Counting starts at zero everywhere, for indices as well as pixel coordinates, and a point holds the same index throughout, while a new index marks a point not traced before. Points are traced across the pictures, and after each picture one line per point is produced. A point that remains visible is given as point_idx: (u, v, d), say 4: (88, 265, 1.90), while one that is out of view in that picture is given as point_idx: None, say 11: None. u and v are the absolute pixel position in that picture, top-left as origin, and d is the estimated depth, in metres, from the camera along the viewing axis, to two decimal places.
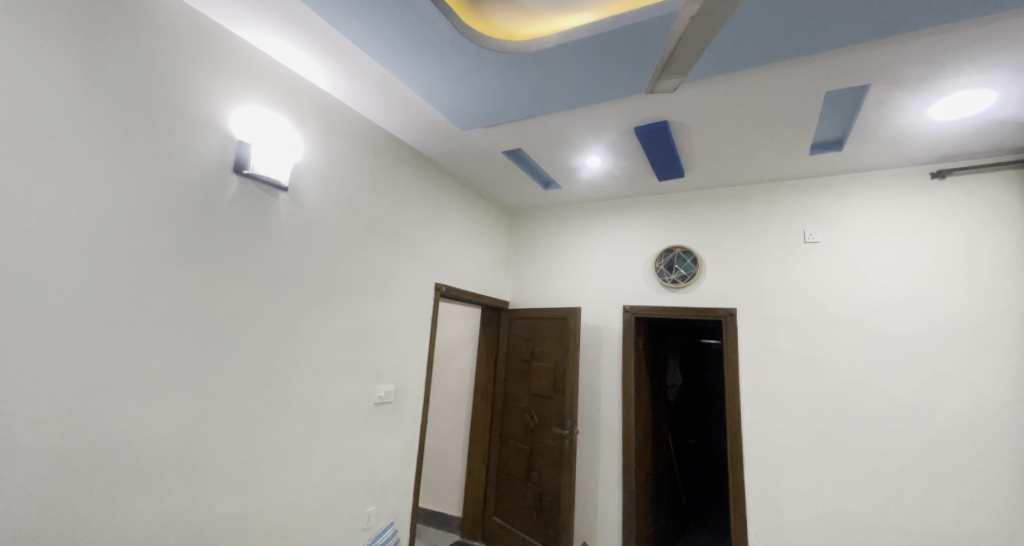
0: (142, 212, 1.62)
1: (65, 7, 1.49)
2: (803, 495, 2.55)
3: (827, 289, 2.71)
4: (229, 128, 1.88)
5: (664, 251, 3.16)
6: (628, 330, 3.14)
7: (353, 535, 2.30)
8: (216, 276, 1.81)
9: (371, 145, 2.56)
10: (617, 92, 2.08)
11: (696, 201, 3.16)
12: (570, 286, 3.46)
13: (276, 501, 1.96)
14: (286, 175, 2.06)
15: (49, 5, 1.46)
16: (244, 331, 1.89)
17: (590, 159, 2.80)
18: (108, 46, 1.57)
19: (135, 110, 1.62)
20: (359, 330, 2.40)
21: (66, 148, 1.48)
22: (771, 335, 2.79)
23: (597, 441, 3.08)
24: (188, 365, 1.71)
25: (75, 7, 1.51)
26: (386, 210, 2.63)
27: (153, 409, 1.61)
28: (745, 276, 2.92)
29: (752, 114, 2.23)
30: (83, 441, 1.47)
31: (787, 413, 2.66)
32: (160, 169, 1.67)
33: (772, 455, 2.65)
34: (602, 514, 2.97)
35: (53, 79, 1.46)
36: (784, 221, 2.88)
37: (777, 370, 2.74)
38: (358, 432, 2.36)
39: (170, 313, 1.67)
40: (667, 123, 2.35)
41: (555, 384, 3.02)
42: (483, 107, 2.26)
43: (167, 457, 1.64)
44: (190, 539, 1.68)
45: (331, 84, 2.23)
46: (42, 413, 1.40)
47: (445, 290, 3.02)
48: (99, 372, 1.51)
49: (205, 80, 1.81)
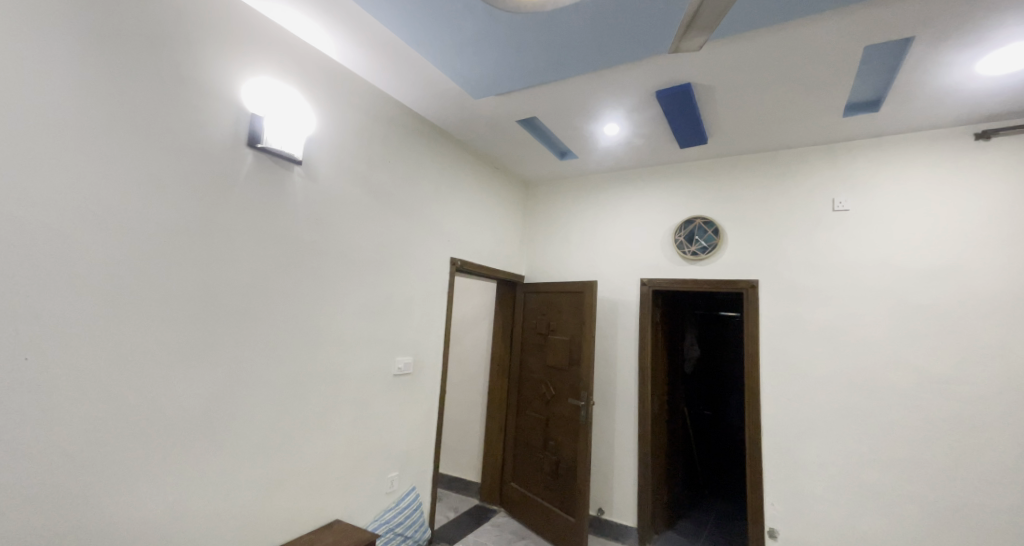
0: (155, 190, 1.62)
1: None
2: (820, 466, 2.56)
3: (854, 259, 2.62)
4: (242, 101, 1.86)
5: (684, 222, 3.08)
6: (646, 302, 3.11)
7: (377, 499, 2.42)
8: (233, 255, 1.83)
9: (384, 115, 2.51)
10: (639, 53, 1.96)
11: (719, 170, 3.04)
12: (586, 257, 3.42)
13: (303, 466, 2.06)
14: (299, 149, 2.04)
15: None
16: (263, 307, 1.93)
17: (608, 126, 2.69)
18: (118, 20, 1.54)
19: (139, 84, 1.59)
20: (376, 304, 2.44)
21: (83, 129, 1.48)
22: (794, 307, 2.73)
23: (613, 411, 3.12)
24: (208, 340, 1.75)
25: None
26: (400, 183, 2.61)
27: (177, 382, 1.67)
28: (769, 247, 2.83)
29: (782, 74, 2.09)
30: (115, 416, 1.53)
31: (806, 386, 2.64)
32: (177, 148, 1.67)
33: (790, 427, 2.65)
34: (617, 481, 3.05)
35: (52, 53, 1.42)
36: (812, 190, 2.76)
37: (797, 343, 2.69)
38: (379, 402, 2.44)
39: (187, 292, 1.70)
40: (691, 86, 2.23)
41: (571, 356, 3.03)
42: (497, 72, 2.18)
43: (200, 427, 1.72)
44: (226, 502, 1.79)
45: (340, 53, 2.17)
46: (83, 387, 1.47)
47: (461, 264, 3.02)
48: (130, 347, 1.56)
49: (214, 54, 1.77)
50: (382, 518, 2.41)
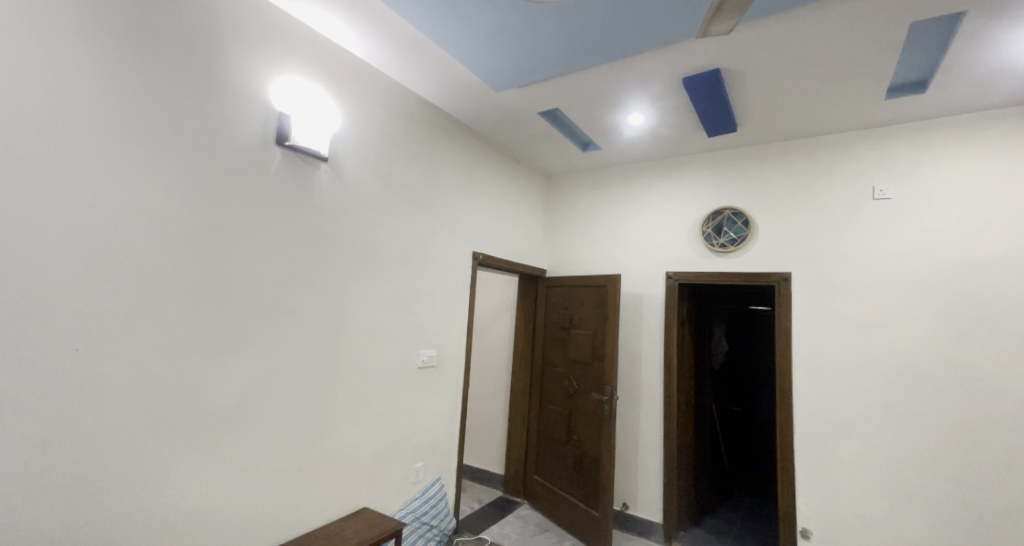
0: (192, 190, 1.68)
1: None
2: (857, 467, 2.45)
3: (896, 249, 2.48)
4: (270, 101, 1.90)
5: (712, 213, 2.99)
6: (671, 296, 3.04)
7: (403, 488, 2.47)
8: (263, 251, 1.89)
9: (406, 111, 2.53)
10: (666, 39, 1.91)
11: (749, 159, 2.93)
12: (611, 250, 3.37)
13: (331, 455, 2.12)
14: (325, 147, 2.08)
15: None
16: (293, 302, 1.98)
17: (632, 117, 2.64)
18: (156, 26, 1.60)
19: (173, 86, 1.64)
20: (401, 298, 2.47)
21: (125, 132, 1.53)
22: (830, 301, 2.61)
23: (638, 405, 3.08)
24: (243, 334, 1.82)
25: None
26: (423, 178, 2.63)
27: (213, 373, 1.73)
28: (803, 239, 2.71)
29: (820, 56, 1.98)
30: (160, 406, 1.59)
31: (842, 383, 2.53)
32: (210, 149, 1.73)
33: (823, 426, 2.55)
34: (642, 476, 3.01)
35: (91, 54, 1.47)
36: (849, 178, 2.63)
37: (832, 339, 2.58)
38: (404, 394, 2.48)
39: (223, 288, 1.76)
40: (719, 71, 2.15)
41: (594, 350, 3.00)
42: (519, 64, 2.15)
43: (235, 417, 1.79)
44: (259, 489, 1.86)
45: (364, 50, 2.19)
46: (130, 379, 1.53)
47: (483, 258, 3.02)
48: (173, 342, 1.62)
49: (243, 55, 1.82)
50: (409, 507, 2.46)
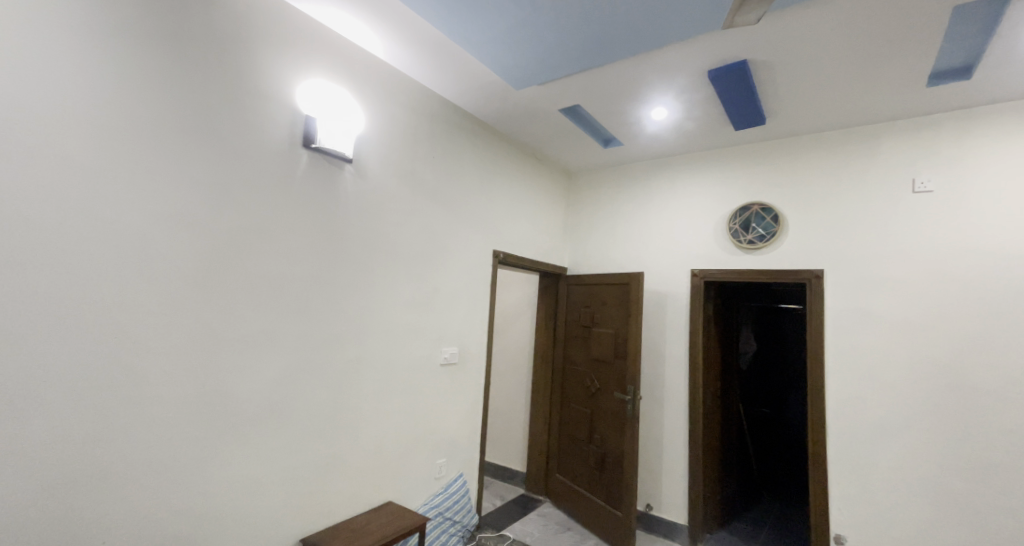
0: (222, 193, 1.74)
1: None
2: (895, 472, 2.34)
3: (938, 244, 2.35)
4: (297, 104, 1.96)
5: (740, 209, 2.91)
6: (696, 293, 2.98)
7: (427, 484, 2.51)
8: (290, 251, 1.95)
9: (428, 111, 2.56)
10: (692, 31, 1.86)
11: (778, 152, 2.84)
12: (634, 247, 3.32)
13: (356, 449, 2.17)
14: (349, 148, 2.13)
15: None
16: (319, 300, 2.04)
17: (655, 111, 2.59)
18: (190, 34, 1.66)
19: (206, 91, 1.70)
20: (423, 296, 2.51)
21: (161, 137, 1.59)
22: (865, 299, 2.50)
23: (662, 405, 3.03)
24: (270, 331, 1.87)
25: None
26: (445, 177, 2.65)
27: (245, 368, 1.80)
28: (836, 235, 2.61)
29: (854, 43, 1.90)
30: (194, 400, 1.66)
31: (878, 384, 2.42)
32: (240, 152, 1.79)
33: (858, 429, 2.45)
34: (666, 477, 2.97)
35: (128, 61, 1.52)
36: (886, 171, 2.51)
37: (867, 338, 2.47)
38: (426, 390, 2.52)
39: (252, 286, 1.82)
40: (746, 63, 2.09)
41: (616, 348, 2.97)
42: (540, 61, 2.14)
43: (265, 411, 1.86)
44: (288, 482, 1.92)
45: (386, 52, 2.23)
46: (168, 373, 1.60)
47: (503, 256, 3.03)
48: (206, 338, 1.69)
49: (271, 61, 1.88)
50: (432, 502, 2.50)
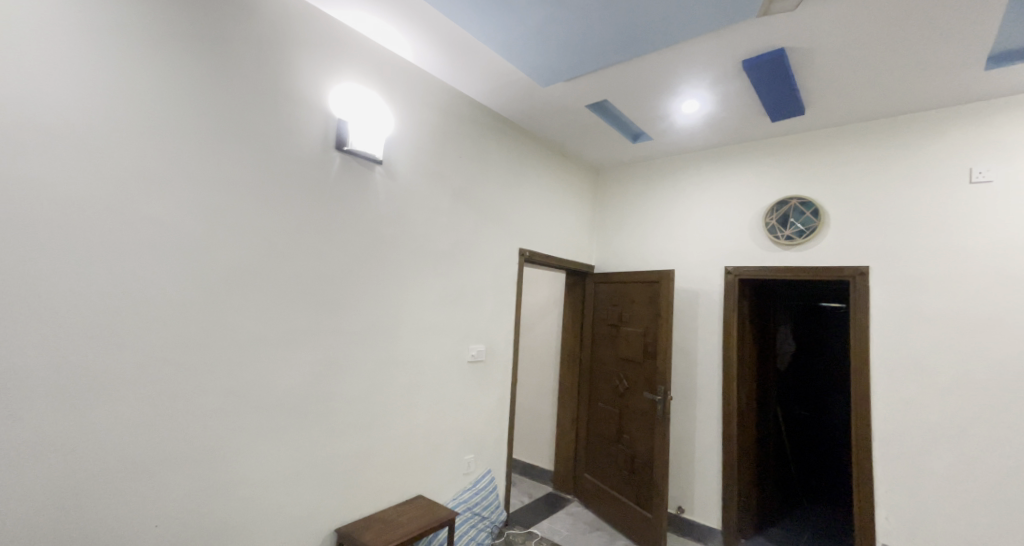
0: (260, 195, 1.81)
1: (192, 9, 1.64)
2: (949, 482, 2.20)
3: (998, 239, 2.18)
4: (330, 108, 2.02)
5: (777, 204, 2.79)
6: (730, 292, 2.88)
7: (455, 479, 2.55)
8: (322, 250, 2.01)
9: (455, 110, 2.59)
10: (726, 20, 1.79)
11: (818, 143, 2.70)
12: (665, 244, 3.24)
13: (387, 443, 2.23)
14: (379, 150, 2.18)
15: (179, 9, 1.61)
16: (350, 298, 2.10)
17: (687, 104, 2.52)
18: (229, 43, 1.73)
19: (244, 98, 1.77)
20: (450, 295, 2.54)
21: (204, 141, 1.66)
22: (915, 298, 2.35)
23: (694, 406, 2.96)
24: (304, 328, 1.94)
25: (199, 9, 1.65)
26: (472, 176, 2.67)
27: (281, 364, 1.87)
28: (882, 230, 2.46)
29: (906, 25, 1.78)
30: (235, 393, 1.73)
31: (929, 389, 2.27)
32: (276, 156, 1.86)
33: (907, 435, 2.31)
34: (699, 480, 2.89)
35: (172, 66, 1.59)
36: (939, 161, 2.35)
37: (917, 339, 2.32)
38: (454, 387, 2.55)
39: (286, 285, 1.89)
40: (784, 51, 2.00)
41: (646, 348, 2.91)
42: (567, 57, 2.12)
43: (300, 405, 1.93)
44: (321, 473, 1.99)
45: (415, 55, 2.27)
46: (212, 368, 1.68)
47: (530, 254, 3.03)
48: (245, 335, 1.77)
49: (304, 67, 1.94)
50: (460, 497, 2.54)
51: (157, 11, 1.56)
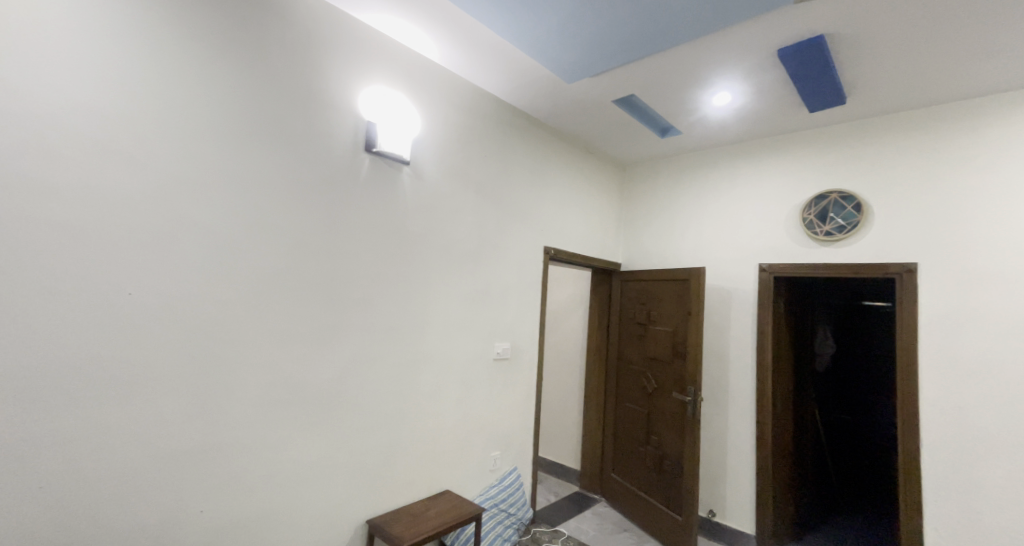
0: (290, 197, 1.87)
1: (226, 20, 1.71)
2: (1007, 493, 2.05)
3: None
4: (359, 111, 2.07)
5: (816, 198, 2.66)
6: (765, 290, 2.78)
7: (481, 475, 2.57)
8: (350, 250, 2.06)
9: (480, 109, 2.60)
10: (758, 7, 1.72)
11: (861, 133, 2.56)
12: (695, 241, 3.15)
13: (413, 438, 2.27)
14: (406, 151, 2.22)
15: (214, 21, 1.68)
16: (376, 296, 2.14)
17: (718, 96, 2.43)
18: (261, 51, 1.79)
19: (274, 104, 1.83)
20: (476, 293, 2.56)
21: (237, 147, 1.74)
22: (969, 297, 2.19)
23: (726, 407, 2.87)
24: (332, 326, 2.00)
25: (233, 20, 1.72)
26: (497, 174, 2.68)
27: (311, 360, 1.94)
28: (931, 224, 2.31)
29: (958, 5, 1.66)
30: (267, 387, 1.81)
31: (984, 394, 2.12)
32: (305, 158, 1.92)
33: (959, 443, 2.16)
34: (731, 483, 2.81)
35: (208, 75, 1.67)
36: (996, 149, 2.18)
37: (971, 341, 2.17)
38: (480, 384, 2.57)
39: (315, 284, 1.95)
40: (824, 38, 1.90)
41: (675, 348, 2.85)
42: (592, 51, 2.09)
43: (329, 400, 1.99)
44: (351, 466, 2.05)
45: (440, 55, 2.29)
46: (246, 362, 1.76)
47: (556, 252, 3.01)
48: (277, 331, 1.84)
49: (333, 71, 1.99)
50: (487, 494, 2.56)
51: (195, 23, 1.64)
